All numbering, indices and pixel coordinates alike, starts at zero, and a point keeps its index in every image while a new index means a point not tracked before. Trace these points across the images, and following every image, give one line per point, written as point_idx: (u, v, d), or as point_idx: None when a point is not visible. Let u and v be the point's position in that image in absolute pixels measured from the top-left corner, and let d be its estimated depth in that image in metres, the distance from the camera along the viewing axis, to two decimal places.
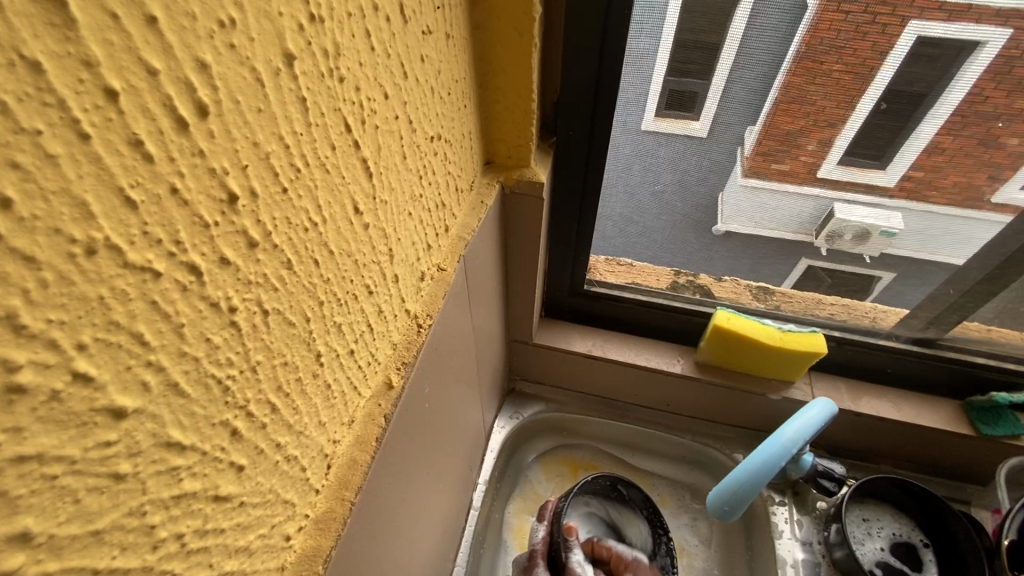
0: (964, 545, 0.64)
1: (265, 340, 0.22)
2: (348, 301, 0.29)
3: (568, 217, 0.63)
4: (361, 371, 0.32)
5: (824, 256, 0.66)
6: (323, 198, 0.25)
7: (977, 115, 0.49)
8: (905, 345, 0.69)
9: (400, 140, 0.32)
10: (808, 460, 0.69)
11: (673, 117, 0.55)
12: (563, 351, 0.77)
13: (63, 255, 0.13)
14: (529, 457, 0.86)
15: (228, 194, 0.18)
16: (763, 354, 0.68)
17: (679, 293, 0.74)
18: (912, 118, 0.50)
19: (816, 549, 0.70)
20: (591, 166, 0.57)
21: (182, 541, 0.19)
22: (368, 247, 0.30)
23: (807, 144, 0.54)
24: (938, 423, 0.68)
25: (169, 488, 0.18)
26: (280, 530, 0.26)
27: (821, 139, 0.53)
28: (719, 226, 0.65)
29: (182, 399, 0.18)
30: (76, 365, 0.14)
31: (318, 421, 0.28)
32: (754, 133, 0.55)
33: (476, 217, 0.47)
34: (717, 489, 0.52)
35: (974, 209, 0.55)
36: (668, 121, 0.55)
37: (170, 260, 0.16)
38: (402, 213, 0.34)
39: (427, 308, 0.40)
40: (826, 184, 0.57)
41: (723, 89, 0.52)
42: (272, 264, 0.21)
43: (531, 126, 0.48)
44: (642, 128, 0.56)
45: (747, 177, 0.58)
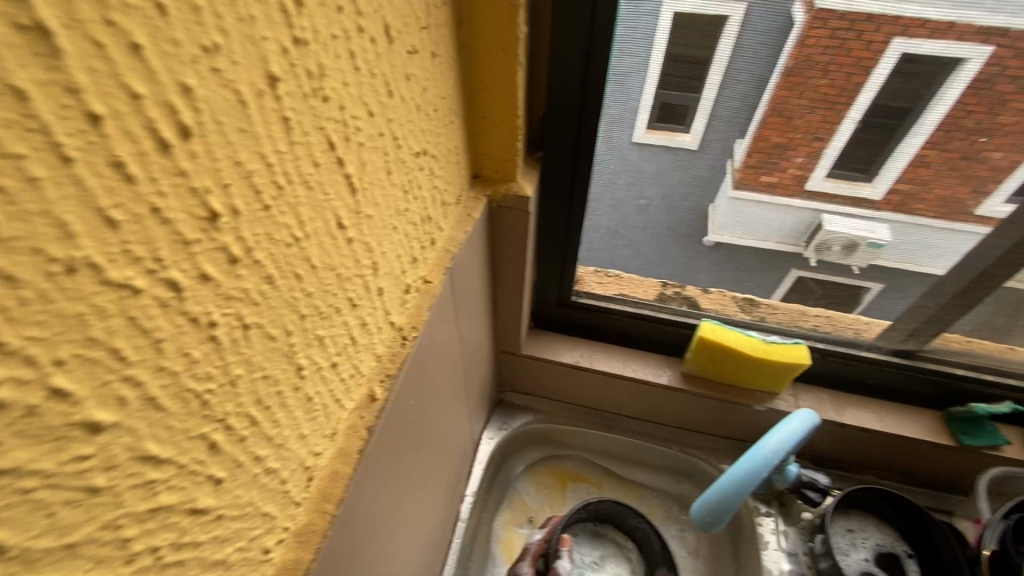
0: (946, 555, 0.65)
1: (245, 354, 0.22)
2: (330, 315, 0.29)
3: (555, 230, 0.64)
4: (344, 383, 0.32)
5: (813, 266, 0.68)
6: (306, 214, 0.25)
7: (960, 130, 0.51)
8: (886, 356, 0.70)
9: (385, 156, 0.32)
10: (792, 470, 0.70)
11: (662, 130, 0.56)
12: (551, 361, 0.77)
13: (42, 274, 0.14)
14: (517, 468, 0.86)
15: (210, 212, 0.19)
16: (748, 366, 0.69)
17: (666, 304, 0.75)
18: (898, 131, 0.52)
19: (802, 560, 0.70)
20: (577, 180, 0.58)
21: (158, 554, 0.19)
22: (351, 262, 0.30)
23: (796, 156, 0.56)
24: (920, 434, 0.69)
25: (145, 501, 0.18)
26: (259, 543, 0.26)
27: (810, 151, 0.55)
28: (709, 237, 0.67)
29: (161, 413, 0.18)
30: (53, 381, 0.14)
31: (299, 434, 0.28)
32: (743, 147, 0.56)
33: (463, 230, 0.48)
34: (702, 498, 0.52)
35: (960, 221, 0.57)
36: (660, 134, 0.56)
37: (150, 277, 0.17)
38: (387, 227, 0.34)
39: (413, 320, 0.41)
40: (813, 196, 0.59)
41: (711, 107, 0.53)
42: (252, 279, 0.22)
43: (517, 141, 0.49)
44: (632, 140, 0.57)
45: (736, 189, 0.60)
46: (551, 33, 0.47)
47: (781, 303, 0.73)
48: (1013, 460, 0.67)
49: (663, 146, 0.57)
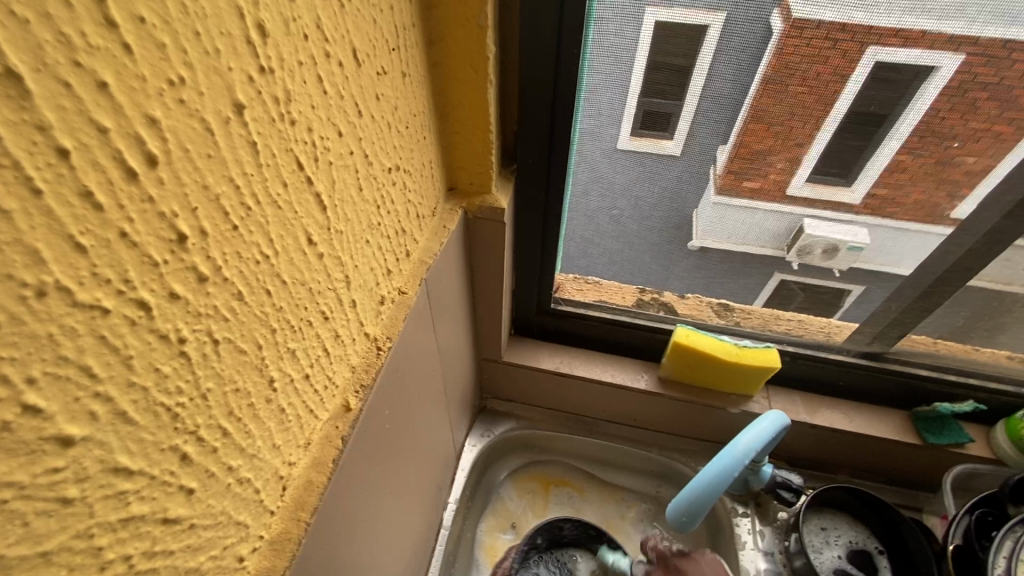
0: (914, 550, 0.67)
1: (216, 367, 0.23)
2: (302, 328, 0.30)
3: (532, 240, 0.65)
4: (317, 394, 0.33)
5: (795, 270, 0.68)
6: (274, 232, 0.26)
7: (936, 134, 0.51)
8: (855, 359, 0.72)
9: (356, 173, 0.33)
10: (767, 471, 0.72)
11: (647, 137, 0.57)
12: (531, 368, 0.78)
13: (15, 298, 0.15)
14: (501, 475, 0.87)
15: (178, 234, 0.20)
16: (721, 370, 0.70)
17: (643, 310, 0.77)
18: (875, 137, 0.53)
19: (778, 558, 0.72)
20: (551, 191, 0.60)
21: (130, 562, 0.20)
22: (323, 276, 0.32)
23: (775, 161, 0.56)
24: (888, 433, 0.71)
25: (117, 511, 0.19)
26: (232, 551, 0.27)
27: (790, 157, 0.56)
28: (694, 242, 0.67)
29: (131, 426, 0.19)
30: (26, 398, 0.15)
31: (272, 444, 0.29)
32: (726, 152, 0.57)
33: (438, 241, 0.49)
34: (676, 500, 0.54)
35: (932, 223, 0.58)
36: (643, 141, 0.57)
37: (119, 297, 0.18)
38: (359, 241, 0.36)
39: (387, 330, 0.42)
40: (794, 201, 0.59)
41: (695, 111, 0.54)
42: (221, 296, 0.23)
43: (491, 155, 0.50)
44: (619, 146, 0.58)
45: (718, 195, 0.61)
46: (520, 51, 0.49)
47: (755, 308, 0.75)
48: (977, 456, 0.69)
49: (643, 153, 0.58)
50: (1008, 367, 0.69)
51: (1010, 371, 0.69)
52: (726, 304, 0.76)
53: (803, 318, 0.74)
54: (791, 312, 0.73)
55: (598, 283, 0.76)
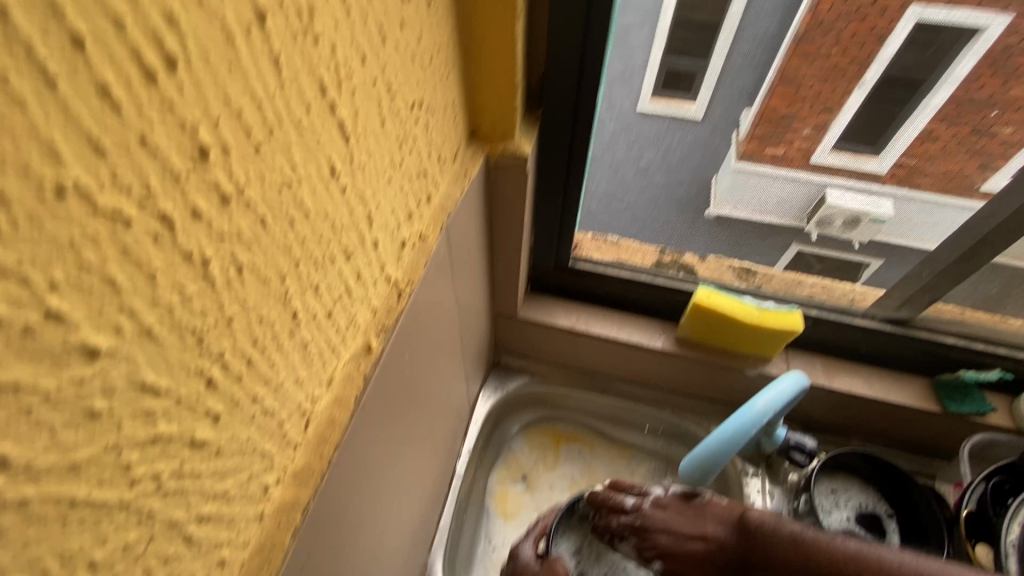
0: (924, 515, 0.67)
1: (239, 294, 0.23)
2: (324, 264, 0.29)
3: (554, 192, 0.64)
4: (339, 333, 0.33)
5: (813, 241, 0.71)
6: (298, 158, 0.25)
7: (972, 103, 0.52)
8: (880, 324, 0.71)
9: (379, 105, 0.32)
10: (780, 434, 0.72)
11: (668, 98, 0.59)
12: (547, 325, 0.78)
13: (34, 195, 0.14)
14: (512, 429, 0.89)
15: (199, 147, 0.19)
16: (740, 331, 0.69)
17: (662, 271, 0.75)
18: (907, 104, 0.54)
19: (786, 518, 0.73)
20: (577, 141, 0.57)
21: (159, 481, 0.20)
22: (345, 211, 0.30)
23: (801, 127, 0.59)
24: (907, 400, 0.70)
25: (145, 429, 0.19)
26: (258, 480, 0.27)
27: (816, 124, 0.58)
28: (711, 210, 0.71)
29: (156, 345, 0.19)
30: (49, 303, 0.15)
31: (296, 378, 0.29)
32: (749, 116, 0.60)
33: (459, 187, 0.48)
34: (687, 459, 0.54)
35: (962, 195, 0.58)
36: (664, 101, 0.59)
37: (141, 208, 0.17)
38: (382, 179, 0.34)
39: (408, 276, 0.41)
40: (819, 170, 0.63)
41: (720, 72, 0.57)
42: (245, 220, 0.22)
43: (515, 99, 0.48)
44: (637, 109, 0.60)
45: (740, 160, 0.64)
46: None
47: (778, 271, 0.75)
48: (997, 426, 0.68)
49: (665, 113, 0.60)
50: None
51: None
52: (749, 268, 0.75)
53: (827, 283, 0.74)
54: (814, 276, 0.74)
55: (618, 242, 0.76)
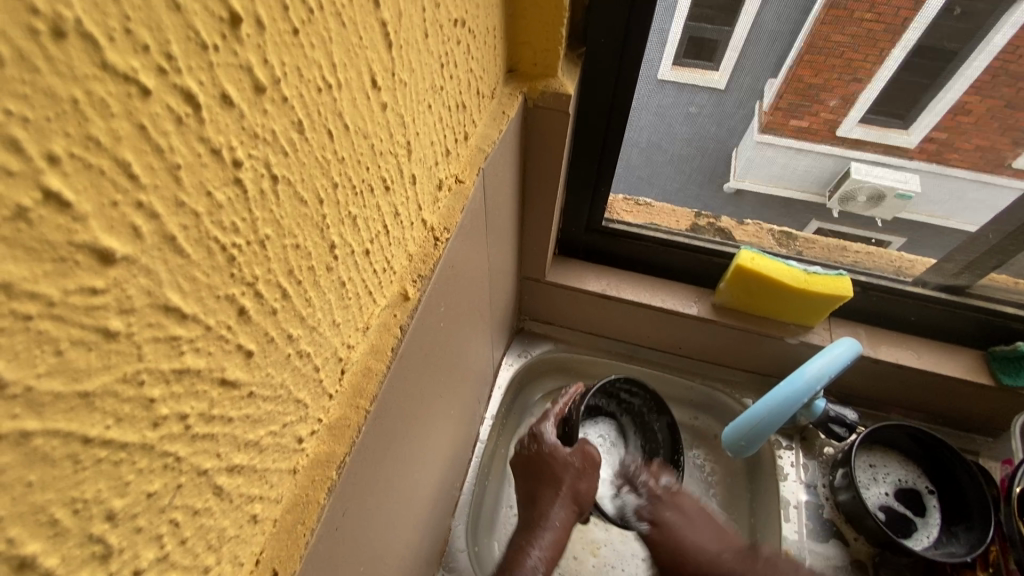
0: (968, 492, 0.65)
1: (274, 213, 0.19)
2: (364, 193, 0.26)
3: (592, 142, 0.59)
4: (376, 276, 0.29)
5: (835, 218, 0.67)
6: (338, 56, 0.21)
7: (1009, 76, 0.49)
8: (934, 293, 0.66)
9: (422, 13, 0.28)
10: (820, 405, 0.68)
11: (691, 67, 0.54)
12: (576, 289, 0.74)
13: (22, 29, 0.10)
14: (535, 396, 0.86)
15: (229, 14, 0.15)
16: (784, 297, 0.65)
17: (699, 234, 0.71)
18: (940, 77, 0.51)
19: (820, 492, 0.70)
20: (621, 83, 0.53)
21: (186, 424, 0.17)
22: (385, 134, 0.27)
23: (830, 100, 0.55)
24: (958, 372, 0.66)
25: (169, 360, 0.16)
26: (291, 431, 0.24)
27: (844, 94, 0.54)
28: (731, 183, 0.67)
29: (182, 259, 0.15)
30: (47, 181, 0.11)
31: (332, 321, 0.26)
32: (774, 88, 0.55)
33: (498, 128, 0.44)
34: (733, 424, 0.51)
35: (995, 173, 0.56)
36: (685, 70, 0.55)
37: (161, 78, 0.13)
38: (421, 103, 0.30)
39: (444, 221, 0.37)
40: (843, 142, 0.59)
41: (743, 45, 0.53)
42: (280, 120, 0.18)
43: (562, 29, 0.43)
44: (659, 78, 0.55)
45: (763, 133, 0.59)
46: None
47: (819, 236, 0.70)
48: None
49: (687, 82, 0.55)
50: None
51: None
52: (788, 232, 0.71)
53: (872, 250, 0.69)
54: (859, 243, 0.69)
55: (652, 205, 0.72)
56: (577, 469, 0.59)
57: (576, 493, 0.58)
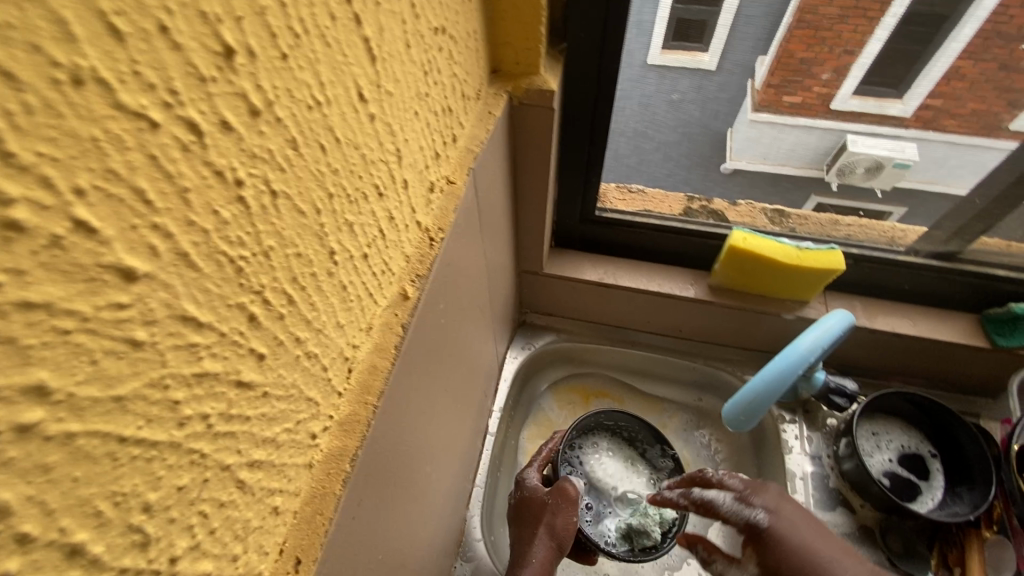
0: (969, 451, 0.66)
1: (276, 226, 0.21)
2: (358, 200, 0.27)
3: (580, 136, 0.60)
4: (376, 278, 0.31)
5: (836, 192, 0.68)
6: (325, 74, 0.23)
7: (1000, 37, 0.50)
8: (925, 260, 0.67)
9: (403, 25, 0.29)
10: (819, 378, 0.70)
11: (679, 50, 0.56)
12: (573, 280, 0.76)
13: (48, 81, 0.12)
14: (541, 387, 0.89)
15: (223, 46, 0.17)
16: (778, 274, 0.67)
17: (692, 218, 0.72)
18: (931, 44, 0.52)
19: (825, 462, 0.72)
20: (604, 75, 0.53)
21: (208, 422, 0.19)
22: (376, 143, 0.28)
23: (822, 73, 0.55)
24: (953, 337, 0.67)
25: (189, 365, 0.17)
26: (305, 427, 0.26)
27: (836, 67, 0.55)
28: (727, 164, 0.68)
29: (195, 272, 0.17)
30: (75, 212, 0.13)
31: (337, 322, 0.27)
32: (766, 65, 0.56)
33: (485, 128, 0.45)
34: (731, 403, 0.52)
35: (990, 135, 0.57)
36: (675, 54, 0.56)
37: (167, 111, 0.15)
38: (408, 111, 0.32)
39: (439, 222, 0.39)
40: (837, 115, 0.60)
41: (731, 25, 0.54)
42: (276, 139, 0.20)
43: (540, 27, 0.44)
44: (648, 63, 0.56)
45: (757, 111, 0.60)
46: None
47: (812, 213, 0.71)
48: None
49: (678, 67, 0.57)
50: None
51: None
52: (781, 211, 0.72)
53: (865, 222, 0.70)
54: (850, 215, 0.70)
55: (643, 191, 0.73)
56: (552, 506, 0.60)
57: (553, 529, 0.59)
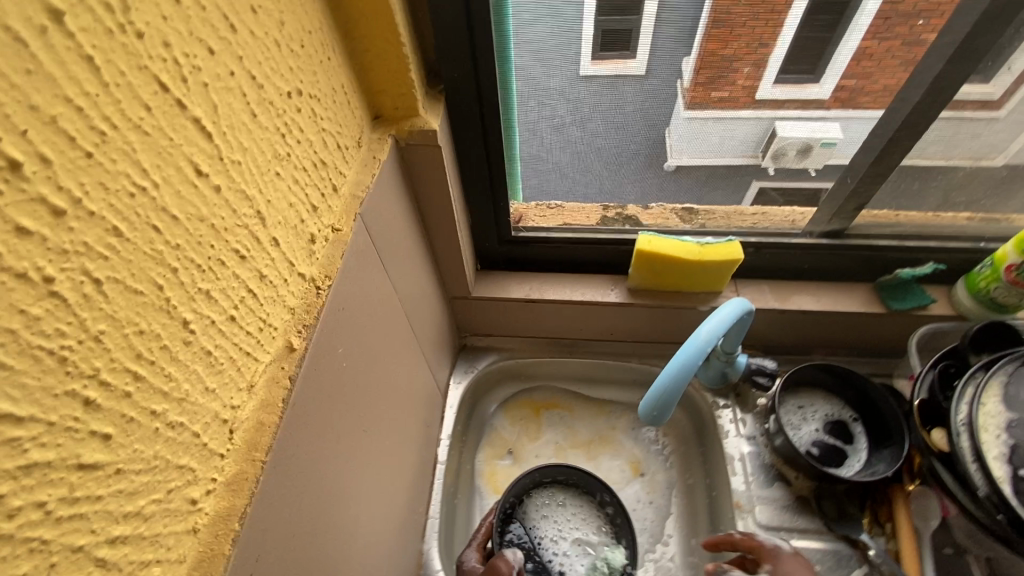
0: (884, 409, 0.71)
1: (106, 309, 0.22)
2: (214, 268, 0.29)
3: (479, 165, 0.63)
4: (252, 337, 0.32)
5: (772, 176, 0.68)
6: (147, 160, 0.24)
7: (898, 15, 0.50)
8: (818, 240, 0.72)
9: (244, 98, 0.31)
10: (740, 361, 0.74)
11: (609, 59, 0.56)
12: (501, 300, 0.78)
13: None
14: (491, 407, 0.91)
15: (7, 161, 0.18)
16: (687, 270, 0.71)
17: (606, 227, 0.75)
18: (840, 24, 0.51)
19: (760, 440, 0.75)
20: (486, 106, 0.56)
21: (47, 509, 0.20)
22: (227, 211, 0.30)
23: (742, 67, 0.55)
24: (854, 306, 0.73)
25: (13, 459, 0.18)
26: (181, 494, 0.27)
27: (754, 60, 0.54)
28: (670, 161, 0.68)
29: (5, 370, 0.18)
30: None
31: (204, 387, 0.28)
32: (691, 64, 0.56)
33: (369, 174, 0.47)
34: (644, 400, 0.55)
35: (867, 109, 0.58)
36: (605, 63, 0.56)
37: None
38: (266, 174, 0.33)
39: (325, 270, 0.40)
40: (762, 105, 0.59)
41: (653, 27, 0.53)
42: (91, 231, 0.21)
43: (411, 73, 0.47)
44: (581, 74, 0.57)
45: (690, 109, 0.61)
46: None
47: (716, 207, 0.74)
48: (939, 316, 0.71)
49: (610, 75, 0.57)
50: (967, 224, 0.70)
51: (967, 229, 0.70)
52: (690, 208, 0.74)
53: (767, 210, 0.73)
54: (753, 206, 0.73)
55: (561, 206, 0.75)
56: None
57: None
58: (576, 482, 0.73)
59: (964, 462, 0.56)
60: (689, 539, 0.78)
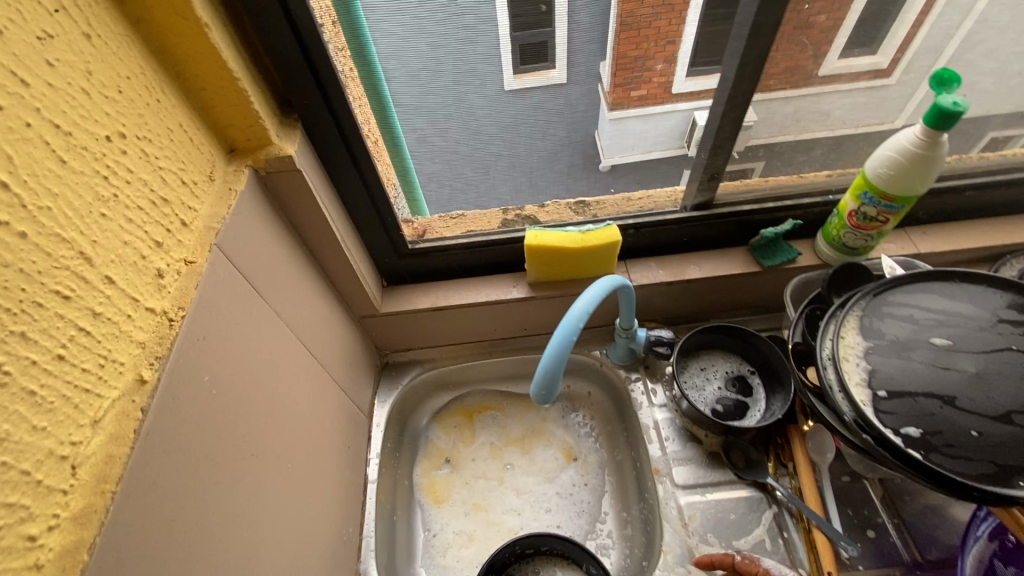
0: (771, 358, 0.77)
1: None
2: (29, 311, 0.30)
3: (353, 185, 0.65)
4: (89, 374, 0.33)
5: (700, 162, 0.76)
6: None
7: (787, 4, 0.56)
8: (689, 213, 0.78)
9: (49, 146, 0.32)
10: (642, 333, 0.79)
11: (531, 70, 0.63)
12: (408, 312, 0.80)
13: None
14: (423, 420, 0.92)
15: None
16: (575, 258, 0.75)
17: (508, 228, 0.81)
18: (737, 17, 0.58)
19: (670, 406, 0.80)
20: (345, 128, 0.59)
21: None
22: (40, 255, 0.31)
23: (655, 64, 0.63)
24: (732, 269, 0.79)
25: None
26: (14, 532, 0.28)
27: (665, 58, 0.62)
28: (604, 161, 0.76)
29: None
30: None
31: (31, 427, 0.29)
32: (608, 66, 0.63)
33: (224, 206, 0.48)
34: (534, 383, 0.57)
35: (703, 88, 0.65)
36: (528, 75, 0.63)
37: None
38: (90, 216, 0.35)
39: (179, 301, 0.41)
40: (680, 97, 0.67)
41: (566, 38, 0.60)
42: None
43: (254, 105, 0.49)
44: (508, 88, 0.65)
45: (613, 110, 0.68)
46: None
47: (605, 198, 0.82)
48: (806, 266, 0.78)
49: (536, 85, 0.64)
50: (818, 181, 0.78)
51: (817, 185, 0.77)
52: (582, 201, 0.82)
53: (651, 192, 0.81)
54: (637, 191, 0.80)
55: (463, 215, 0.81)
56: None
57: None
58: (566, 553, 0.73)
59: (819, 394, 0.63)
60: (622, 512, 0.82)
